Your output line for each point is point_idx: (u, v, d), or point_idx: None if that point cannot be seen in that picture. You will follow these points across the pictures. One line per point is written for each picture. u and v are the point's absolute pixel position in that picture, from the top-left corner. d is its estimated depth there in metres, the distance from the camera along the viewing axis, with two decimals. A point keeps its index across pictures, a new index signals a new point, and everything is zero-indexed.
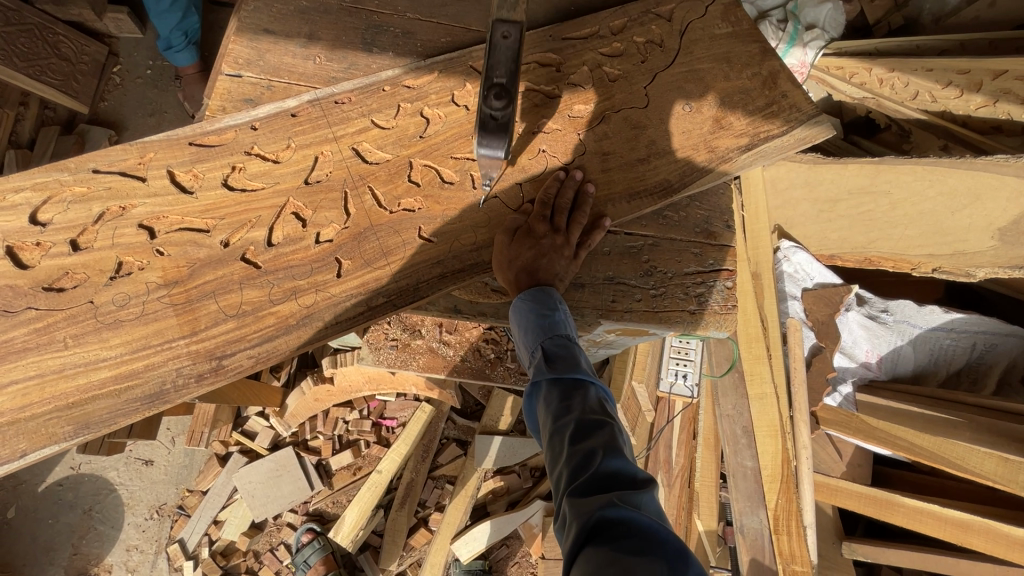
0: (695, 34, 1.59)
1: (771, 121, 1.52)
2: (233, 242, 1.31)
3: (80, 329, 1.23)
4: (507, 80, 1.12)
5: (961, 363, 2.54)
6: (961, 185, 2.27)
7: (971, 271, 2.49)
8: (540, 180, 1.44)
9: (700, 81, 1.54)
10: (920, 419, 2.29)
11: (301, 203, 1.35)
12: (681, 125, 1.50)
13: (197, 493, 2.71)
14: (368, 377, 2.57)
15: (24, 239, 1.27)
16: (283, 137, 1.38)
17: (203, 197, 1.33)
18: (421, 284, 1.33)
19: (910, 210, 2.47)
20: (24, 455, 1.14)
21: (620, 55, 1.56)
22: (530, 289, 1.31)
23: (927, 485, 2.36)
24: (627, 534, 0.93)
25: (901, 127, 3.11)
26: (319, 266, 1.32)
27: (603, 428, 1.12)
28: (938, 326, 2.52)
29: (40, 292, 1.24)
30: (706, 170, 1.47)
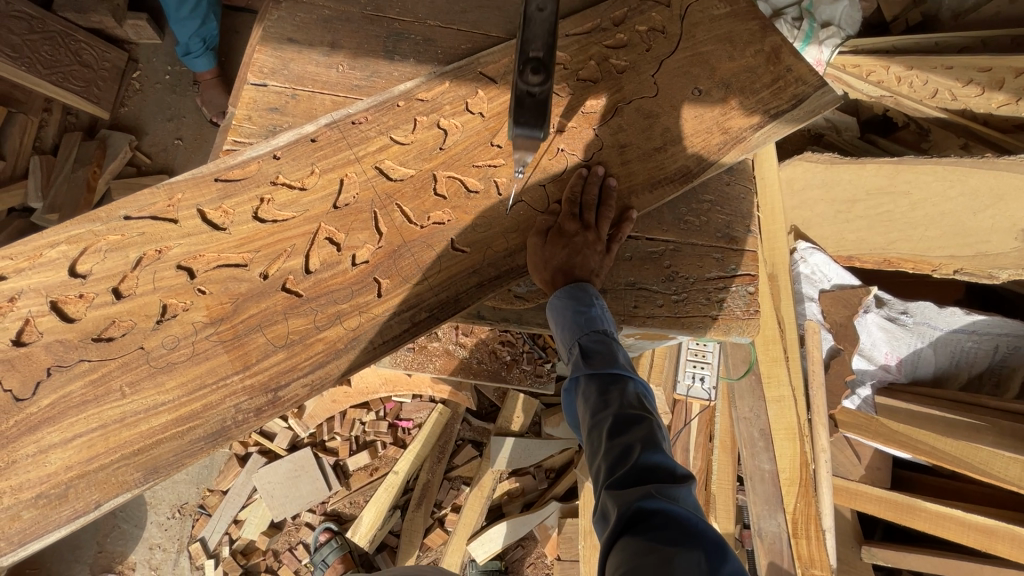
0: (712, 27, 1.56)
1: (779, 95, 1.53)
2: (272, 272, 1.33)
3: (134, 377, 1.25)
4: (543, 55, 1.13)
5: (983, 366, 2.50)
6: (983, 185, 2.31)
7: (994, 273, 2.44)
8: (562, 179, 1.44)
9: (704, 63, 1.53)
10: (941, 423, 2.26)
11: (333, 227, 1.36)
12: (694, 114, 1.50)
13: (218, 492, 2.74)
14: (384, 379, 2.63)
15: (67, 292, 1.28)
16: (306, 163, 1.38)
17: (236, 231, 1.34)
18: (463, 296, 1.35)
19: (931, 210, 2.45)
20: (98, 505, 1.19)
21: (624, 46, 1.54)
22: (565, 286, 1.31)
23: (950, 490, 2.33)
24: (665, 526, 0.96)
25: (919, 125, 3.14)
26: (360, 286, 1.34)
27: (642, 423, 1.13)
28: (960, 328, 2.49)
29: (90, 344, 1.27)
30: (723, 149, 1.49)
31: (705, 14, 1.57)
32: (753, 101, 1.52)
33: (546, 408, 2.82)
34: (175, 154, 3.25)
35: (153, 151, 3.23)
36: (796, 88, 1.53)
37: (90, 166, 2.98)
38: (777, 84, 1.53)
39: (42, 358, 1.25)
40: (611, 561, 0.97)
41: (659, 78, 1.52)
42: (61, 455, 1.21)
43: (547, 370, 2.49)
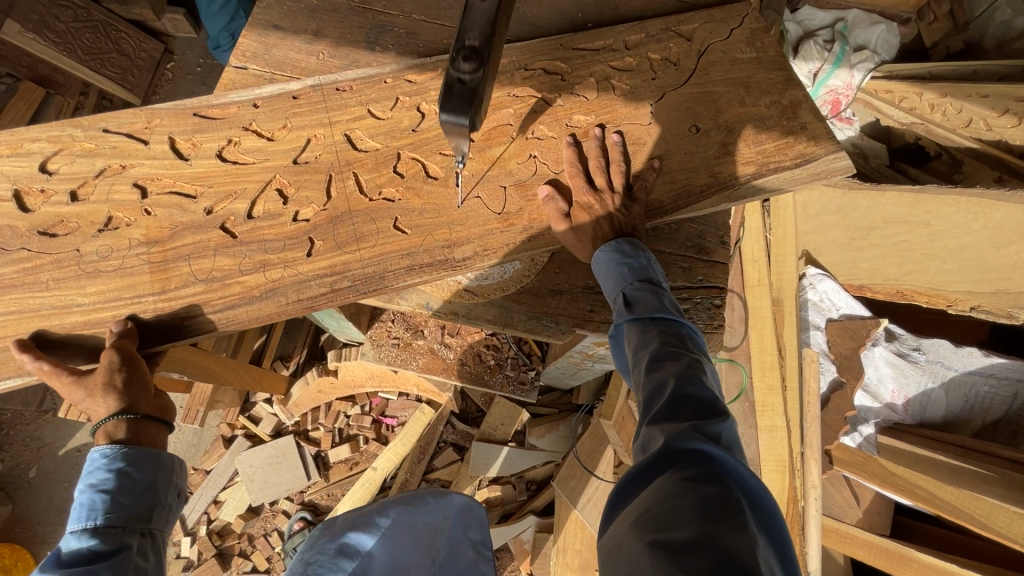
0: (719, 62, 1.50)
1: (785, 150, 1.41)
2: (215, 207, 1.38)
3: (61, 274, 1.32)
4: (480, 44, 1.02)
5: (999, 415, 2.30)
6: (1006, 219, 2.17)
7: (1014, 312, 2.28)
8: (525, 185, 1.41)
9: (710, 102, 1.46)
10: (944, 468, 2.09)
11: (286, 180, 1.40)
12: (686, 150, 1.43)
13: (202, 471, 2.81)
14: (372, 374, 2.59)
15: (31, 185, 1.39)
16: (280, 118, 1.44)
17: (197, 163, 1.41)
18: (388, 275, 1.33)
19: (950, 241, 2.30)
20: None
21: (631, 70, 1.50)
22: (614, 241, 1.32)
23: (953, 543, 2.15)
24: (706, 463, 0.92)
25: (952, 155, 2.90)
26: (292, 244, 1.35)
27: (684, 365, 1.11)
28: (976, 369, 2.32)
29: (34, 235, 1.35)
30: (704, 193, 1.39)
31: (719, 55, 1.51)
32: (744, 149, 1.42)
33: (532, 419, 2.70)
34: None
35: None
36: (809, 147, 1.41)
37: None
38: (785, 138, 1.42)
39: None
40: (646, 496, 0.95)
41: (656, 108, 1.46)
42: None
43: (530, 378, 2.46)
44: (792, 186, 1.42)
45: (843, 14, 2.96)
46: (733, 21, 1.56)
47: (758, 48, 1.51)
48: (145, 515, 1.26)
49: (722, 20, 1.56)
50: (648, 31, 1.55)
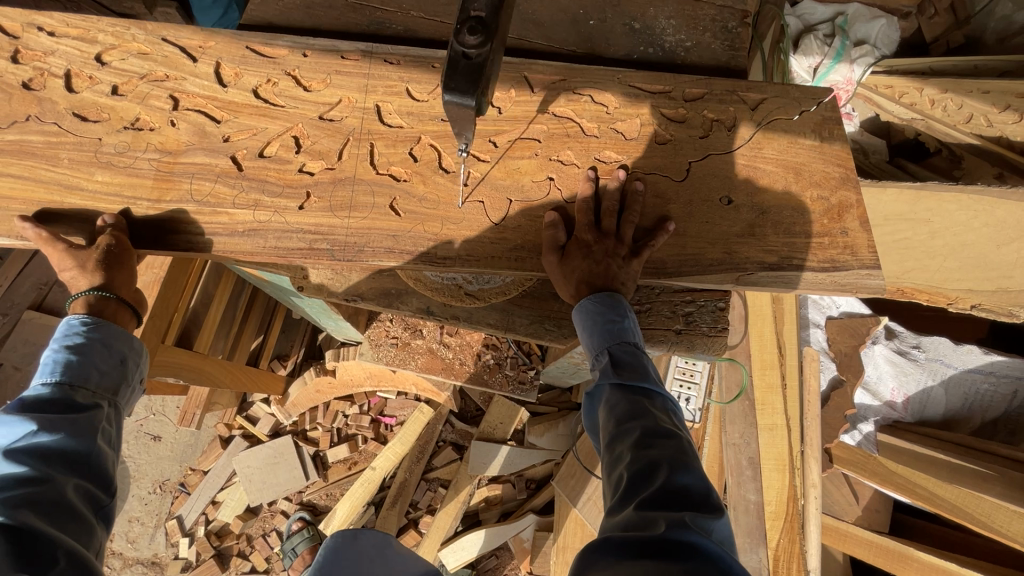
0: (775, 142, 1.40)
1: (815, 252, 1.34)
2: (230, 134, 1.38)
3: (79, 155, 1.35)
4: (485, 16, 0.96)
5: (999, 412, 2.30)
6: (1009, 216, 2.22)
7: (1015, 311, 2.26)
8: (532, 204, 1.37)
9: (751, 172, 1.38)
10: (945, 467, 2.08)
11: (306, 130, 1.39)
12: (705, 220, 1.36)
13: (199, 472, 2.78)
14: (370, 373, 2.58)
15: (82, 69, 1.40)
16: (324, 70, 1.42)
17: (233, 92, 1.40)
18: (367, 248, 1.32)
19: (951, 238, 2.28)
20: None
21: (681, 121, 1.41)
22: (599, 295, 1.29)
23: (952, 540, 2.15)
24: (697, 557, 0.89)
25: (952, 152, 2.86)
26: (290, 191, 1.35)
27: (671, 442, 1.09)
28: (976, 368, 2.30)
29: (69, 115, 1.37)
30: (712, 268, 1.33)
31: (782, 140, 1.41)
32: (768, 238, 1.35)
33: (532, 417, 2.68)
34: None
35: None
36: (841, 257, 1.34)
37: None
38: (822, 242, 1.35)
39: (29, 105, 1.37)
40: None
41: (692, 169, 1.38)
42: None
43: (529, 377, 2.45)
44: (812, 288, 1.34)
45: (843, 8, 2.95)
46: (806, 103, 1.43)
47: (826, 138, 1.41)
48: (113, 388, 1.30)
49: (795, 98, 1.43)
50: (714, 90, 1.44)
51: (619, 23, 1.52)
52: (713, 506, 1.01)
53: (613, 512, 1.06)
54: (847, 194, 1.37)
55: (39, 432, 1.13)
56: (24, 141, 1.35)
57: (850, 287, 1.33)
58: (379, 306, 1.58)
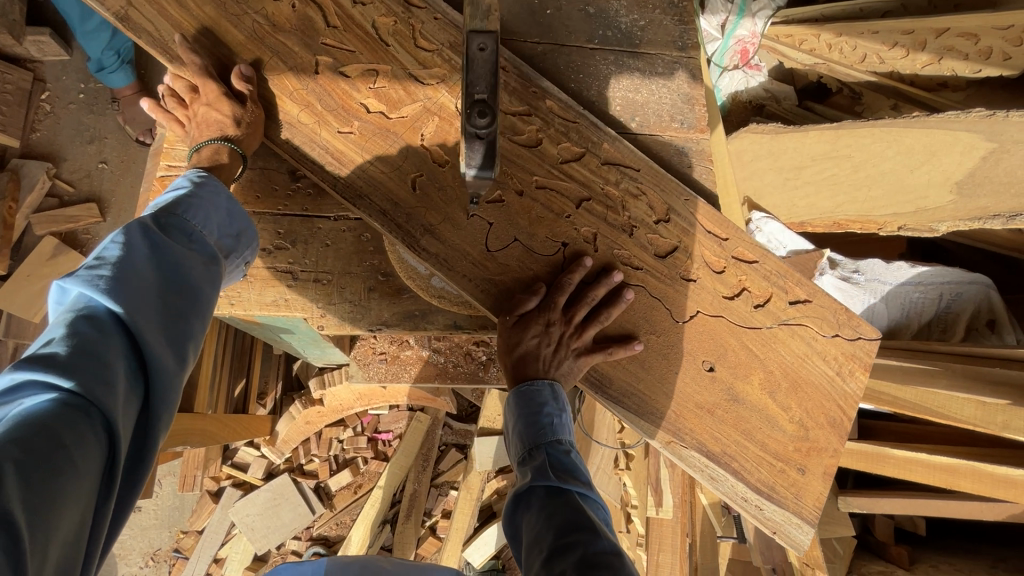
0: (793, 347, 1.40)
1: (764, 469, 1.35)
2: (329, 41, 1.34)
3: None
4: (489, 98, 0.94)
5: (931, 315, 2.58)
6: (916, 143, 2.36)
7: (934, 226, 2.38)
8: (530, 253, 1.36)
9: (751, 358, 1.39)
10: (898, 370, 2.33)
11: (395, 77, 1.36)
12: (667, 371, 1.37)
13: (192, 533, 2.64)
14: (359, 393, 2.53)
15: None
16: (439, 36, 1.37)
17: (364, 10, 1.36)
18: (365, 196, 1.32)
19: (871, 169, 2.44)
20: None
21: (716, 274, 1.42)
22: (536, 381, 1.29)
23: (911, 433, 2.45)
24: None
25: (852, 89, 3.13)
26: (341, 115, 1.35)
27: (614, 558, 0.97)
28: (907, 281, 2.61)
29: None
30: (652, 418, 1.35)
31: (801, 349, 1.41)
32: (723, 428, 1.36)
33: None
34: (100, 179, 2.91)
35: (75, 178, 2.90)
36: (787, 495, 1.35)
37: (4, 201, 2.68)
38: (777, 466, 1.36)
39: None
40: None
41: (703, 290, 1.40)
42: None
43: None
44: (738, 501, 1.36)
45: None
46: (846, 330, 1.42)
47: (843, 375, 1.40)
48: (227, 250, 1.22)
49: (833, 321, 1.42)
50: (767, 266, 1.43)
51: (574, 9, 1.54)
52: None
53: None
54: (826, 437, 1.38)
55: (164, 256, 1.05)
56: None
57: (772, 524, 1.36)
58: (406, 330, 1.49)
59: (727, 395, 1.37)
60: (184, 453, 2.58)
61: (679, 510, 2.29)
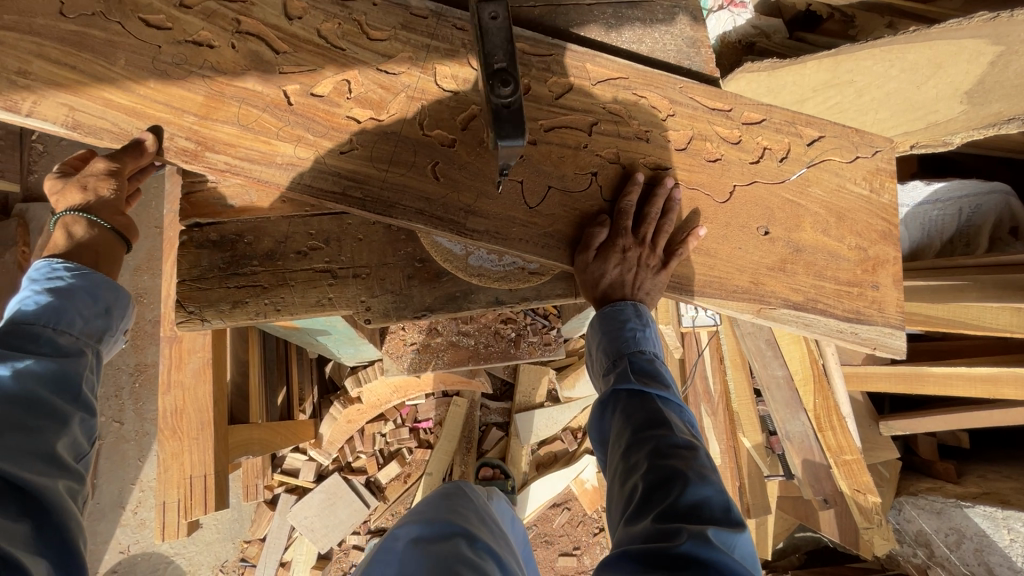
0: (825, 182, 1.44)
1: (842, 300, 1.39)
2: (287, 68, 1.28)
3: (136, 61, 1.23)
4: (508, 65, 0.99)
5: (953, 231, 2.58)
6: (919, 57, 2.17)
7: (948, 139, 2.35)
8: (570, 194, 1.35)
9: (795, 212, 1.42)
10: (925, 290, 2.35)
11: (371, 81, 1.30)
12: (737, 245, 1.38)
13: (256, 542, 2.73)
14: (395, 387, 2.53)
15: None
16: (388, 20, 1.33)
17: (298, 26, 1.29)
18: (399, 203, 1.27)
19: (876, 92, 2.32)
20: (26, 117, 1.17)
21: (736, 142, 1.43)
22: (620, 303, 1.29)
23: (944, 350, 2.50)
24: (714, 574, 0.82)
25: (844, 13, 2.97)
26: (336, 135, 1.27)
27: (689, 449, 1.04)
28: (924, 200, 2.58)
29: (135, 19, 1.24)
30: (737, 294, 1.36)
31: (833, 182, 1.45)
32: (797, 276, 1.38)
33: (557, 372, 2.79)
34: None
35: None
36: (872, 312, 1.39)
37: (18, 247, 2.69)
38: (852, 292, 1.40)
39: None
40: None
41: (742, 238, 1.39)
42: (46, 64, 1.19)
43: (553, 335, 2.38)
44: (834, 335, 1.39)
45: None
46: (864, 149, 1.47)
47: (876, 190, 1.45)
48: (97, 335, 1.07)
49: (851, 146, 1.46)
50: (776, 119, 1.46)
51: None
52: (734, 520, 0.96)
53: (627, 524, 0.98)
54: (885, 249, 1.42)
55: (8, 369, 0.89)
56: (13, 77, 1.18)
57: (869, 342, 1.39)
58: (449, 313, 1.51)
59: (789, 249, 1.40)
60: (243, 463, 2.64)
61: (727, 457, 2.40)
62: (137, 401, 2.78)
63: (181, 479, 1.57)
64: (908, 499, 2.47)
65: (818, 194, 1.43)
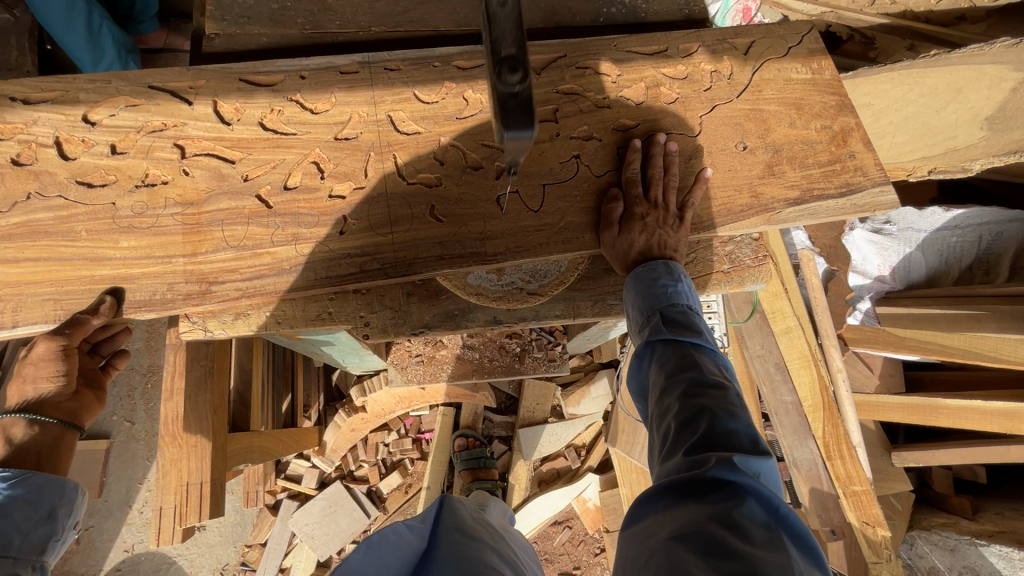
0: (773, 83, 1.45)
1: (831, 179, 1.40)
2: (251, 174, 1.33)
3: (97, 227, 1.28)
4: (517, 52, 0.93)
5: (971, 258, 2.52)
6: (940, 82, 2.16)
7: (967, 165, 2.24)
8: (565, 184, 1.38)
9: (760, 119, 1.43)
10: (939, 320, 2.30)
11: (324, 154, 1.35)
12: (730, 167, 1.40)
13: (257, 546, 2.74)
14: (399, 397, 2.55)
15: (70, 132, 1.30)
16: (326, 90, 1.37)
17: (241, 128, 1.34)
18: (418, 259, 1.31)
19: (895, 116, 2.23)
20: (14, 327, 1.24)
21: (684, 78, 1.44)
22: (652, 261, 1.34)
23: (960, 381, 2.43)
24: (739, 497, 0.90)
25: (864, 35, 2.85)
26: (325, 221, 1.32)
27: (720, 389, 1.09)
28: (942, 225, 2.45)
29: (73, 184, 1.29)
30: (745, 213, 1.38)
31: (778, 78, 1.46)
32: (788, 175, 1.40)
33: (563, 389, 2.78)
34: None
35: None
36: (857, 178, 1.39)
37: None
38: (833, 167, 1.40)
39: (28, 182, 1.28)
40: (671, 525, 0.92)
41: None
42: (11, 269, 1.25)
43: (559, 352, 2.39)
44: (837, 214, 1.40)
45: None
46: (792, 39, 1.50)
47: (817, 70, 1.47)
48: (39, 545, 1.27)
49: (782, 40, 1.49)
50: (707, 43, 1.47)
51: None
52: (761, 450, 1.01)
53: (662, 462, 1.06)
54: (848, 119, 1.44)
55: None
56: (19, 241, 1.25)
57: (867, 206, 1.38)
58: (449, 330, 1.53)
59: (770, 153, 1.41)
60: (244, 469, 2.64)
61: None
62: (147, 402, 2.83)
63: (179, 483, 1.61)
64: (920, 533, 2.36)
65: (773, 95, 1.45)
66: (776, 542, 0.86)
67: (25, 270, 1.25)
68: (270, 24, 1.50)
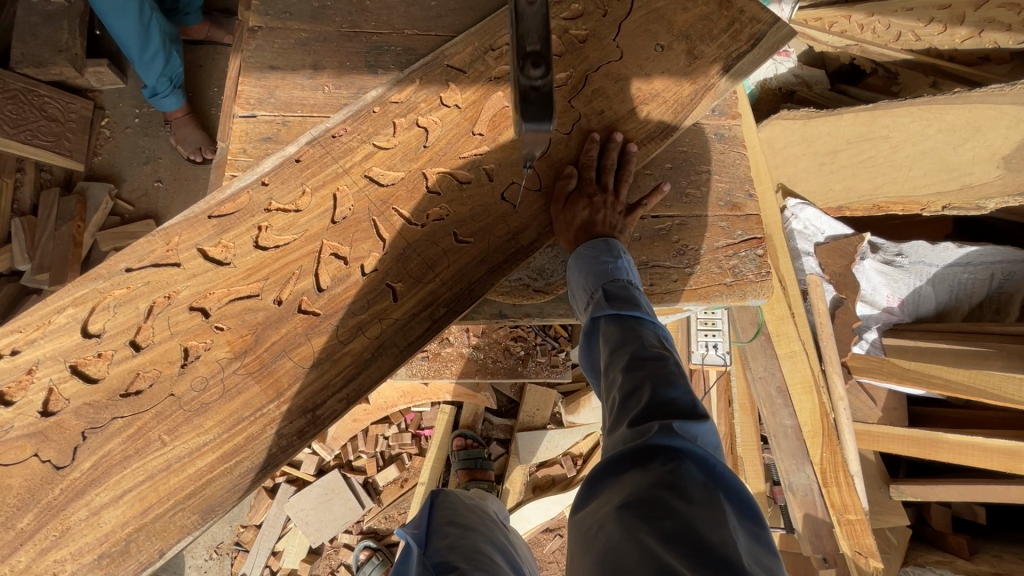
0: None
1: (738, 37, 1.58)
2: (285, 296, 1.30)
3: (171, 424, 1.22)
4: (541, 48, 1.05)
5: (982, 295, 2.54)
6: (958, 118, 2.17)
7: (981, 203, 2.29)
8: (549, 157, 1.47)
9: (661, 19, 1.57)
10: (951, 354, 2.28)
11: (335, 241, 1.34)
12: (661, 70, 1.54)
13: (252, 527, 2.78)
14: (403, 391, 2.63)
15: (85, 353, 1.24)
16: (296, 183, 1.36)
17: (241, 261, 1.31)
18: (477, 284, 1.35)
19: (911, 149, 2.28)
20: (164, 552, 1.16)
21: (581, 15, 1.57)
22: (593, 241, 1.37)
23: (966, 419, 2.42)
24: (679, 460, 0.93)
25: (888, 70, 2.88)
26: (375, 295, 1.32)
27: (659, 361, 1.11)
28: (955, 262, 2.50)
29: (120, 398, 1.22)
30: (695, 99, 1.53)
31: None
32: (706, 52, 1.57)
33: (564, 397, 2.79)
34: (157, 197, 3.15)
35: (134, 197, 3.13)
36: (753, 28, 1.59)
37: (73, 222, 2.90)
38: (733, 27, 1.59)
39: (74, 424, 1.20)
40: (619, 495, 0.96)
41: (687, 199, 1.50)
42: (115, 512, 1.17)
43: (562, 359, 2.42)
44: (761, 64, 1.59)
45: None
46: None
47: None
48: None
49: None
50: None
51: None
52: (700, 413, 1.04)
53: (611, 434, 1.09)
54: None
55: None
56: (106, 465, 1.19)
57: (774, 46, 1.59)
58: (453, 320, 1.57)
59: (682, 41, 1.57)
60: None
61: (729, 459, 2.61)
62: None
63: None
64: (914, 569, 2.32)
65: None
66: (714, 499, 0.90)
67: (130, 505, 1.18)
68: (308, 23, 1.57)
